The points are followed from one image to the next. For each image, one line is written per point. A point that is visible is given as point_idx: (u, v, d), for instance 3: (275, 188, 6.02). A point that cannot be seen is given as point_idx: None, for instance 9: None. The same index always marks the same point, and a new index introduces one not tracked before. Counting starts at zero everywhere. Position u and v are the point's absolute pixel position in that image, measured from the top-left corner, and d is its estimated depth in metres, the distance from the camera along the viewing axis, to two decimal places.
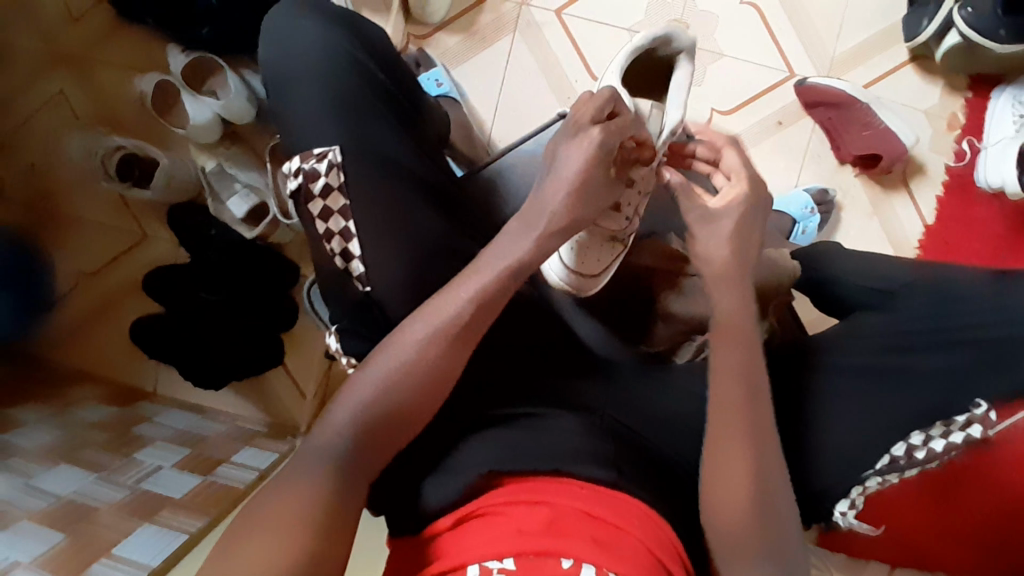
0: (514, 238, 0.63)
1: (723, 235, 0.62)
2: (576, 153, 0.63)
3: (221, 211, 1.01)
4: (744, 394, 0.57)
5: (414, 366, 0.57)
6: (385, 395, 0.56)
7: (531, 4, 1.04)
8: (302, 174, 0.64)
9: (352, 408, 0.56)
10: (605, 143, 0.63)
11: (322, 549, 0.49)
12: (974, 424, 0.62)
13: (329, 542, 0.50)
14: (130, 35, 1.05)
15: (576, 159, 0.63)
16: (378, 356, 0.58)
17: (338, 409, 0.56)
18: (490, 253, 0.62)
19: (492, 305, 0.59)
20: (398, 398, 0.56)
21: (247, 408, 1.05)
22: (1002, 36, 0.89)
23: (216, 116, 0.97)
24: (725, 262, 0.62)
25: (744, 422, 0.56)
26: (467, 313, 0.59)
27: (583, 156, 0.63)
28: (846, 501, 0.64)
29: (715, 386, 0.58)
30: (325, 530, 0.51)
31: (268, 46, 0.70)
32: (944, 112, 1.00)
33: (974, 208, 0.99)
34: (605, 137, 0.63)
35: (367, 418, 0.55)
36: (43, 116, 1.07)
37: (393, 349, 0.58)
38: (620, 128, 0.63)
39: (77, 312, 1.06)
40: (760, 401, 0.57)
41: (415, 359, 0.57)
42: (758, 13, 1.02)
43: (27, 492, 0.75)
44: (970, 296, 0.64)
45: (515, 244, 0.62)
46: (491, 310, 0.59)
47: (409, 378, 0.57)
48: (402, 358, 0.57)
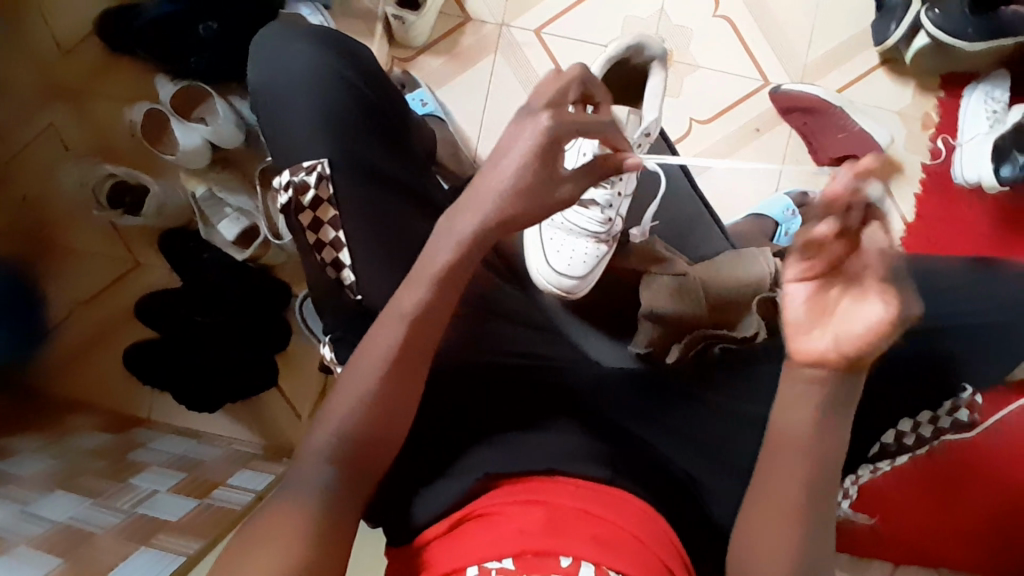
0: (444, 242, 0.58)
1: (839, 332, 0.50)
2: (523, 141, 0.56)
3: (212, 234, 1.02)
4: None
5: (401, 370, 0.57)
6: (378, 399, 0.57)
7: (511, 25, 1.07)
8: (293, 187, 0.66)
9: (343, 410, 0.56)
10: (552, 130, 0.55)
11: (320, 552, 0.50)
12: (961, 409, 0.69)
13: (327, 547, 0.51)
14: (120, 67, 1.08)
15: (516, 156, 0.56)
16: (353, 368, 0.58)
17: (331, 412, 0.57)
18: (422, 264, 0.59)
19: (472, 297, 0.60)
20: (391, 399, 0.57)
21: (243, 431, 1.04)
22: (970, 34, 0.93)
23: (207, 142, 0.99)
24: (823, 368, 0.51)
25: None
26: (417, 328, 0.58)
27: (522, 150, 0.56)
28: (844, 490, 0.68)
29: None
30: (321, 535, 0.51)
31: (257, 68, 0.71)
32: (918, 112, 1.03)
33: (952, 203, 1.01)
34: (555, 123, 0.55)
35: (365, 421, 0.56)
36: (36, 148, 1.08)
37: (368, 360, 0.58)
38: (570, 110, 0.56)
39: (71, 343, 1.06)
40: None
41: (401, 360, 0.57)
42: (732, 26, 1.05)
43: (25, 519, 0.75)
44: (948, 284, 0.67)
45: (449, 247, 0.58)
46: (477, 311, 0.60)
47: (402, 383, 0.57)
48: (385, 368, 0.57)
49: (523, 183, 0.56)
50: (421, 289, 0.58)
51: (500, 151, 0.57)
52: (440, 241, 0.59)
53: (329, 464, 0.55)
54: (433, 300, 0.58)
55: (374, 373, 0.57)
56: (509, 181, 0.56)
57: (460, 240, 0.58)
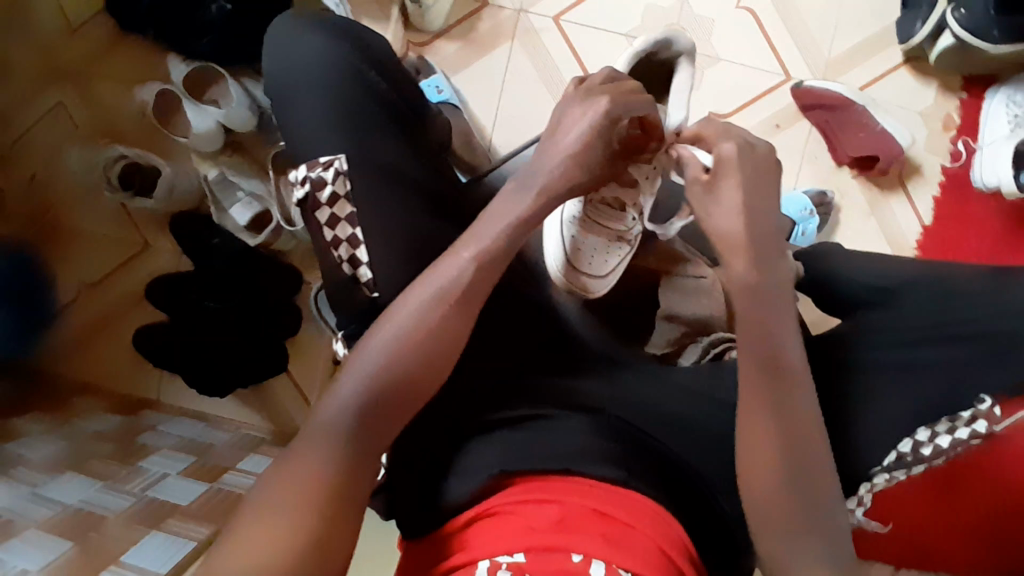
0: (509, 200, 0.63)
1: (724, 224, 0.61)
2: (582, 121, 0.64)
3: (223, 219, 1.01)
4: (755, 383, 0.56)
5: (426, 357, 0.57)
6: (395, 390, 0.55)
7: (529, 11, 1.05)
8: (309, 182, 0.64)
9: (354, 398, 0.55)
10: (611, 113, 0.64)
11: (337, 545, 0.49)
12: (979, 419, 0.64)
13: (336, 539, 0.49)
14: (130, 45, 1.06)
15: (578, 127, 0.64)
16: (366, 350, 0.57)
17: (341, 385, 0.55)
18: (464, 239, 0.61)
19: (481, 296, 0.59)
20: (405, 392, 0.56)
21: (251, 415, 1.05)
22: (995, 37, 0.91)
23: (219, 125, 0.97)
24: (753, 294, 0.59)
25: (763, 426, 0.55)
26: (443, 317, 0.58)
27: (585, 122, 0.64)
28: (857, 498, 0.65)
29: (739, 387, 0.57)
30: (332, 525, 0.50)
31: (273, 56, 0.70)
32: (939, 113, 1.02)
33: (970, 206, 1.00)
34: (612, 107, 0.64)
35: (383, 414, 0.55)
36: (44, 125, 1.07)
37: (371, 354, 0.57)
38: (626, 97, 0.65)
39: (79, 323, 1.06)
40: (794, 404, 0.56)
41: (420, 348, 0.56)
42: (754, 18, 1.03)
43: (35, 502, 0.75)
44: (970, 293, 0.67)
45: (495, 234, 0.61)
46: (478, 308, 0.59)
47: (415, 384, 0.56)
48: (407, 354, 0.56)
49: (585, 152, 0.64)
50: (456, 268, 0.59)
51: (561, 130, 0.65)
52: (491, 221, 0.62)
53: None
54: (460, 290, 0.58)
55: (393, 353, 0.56)
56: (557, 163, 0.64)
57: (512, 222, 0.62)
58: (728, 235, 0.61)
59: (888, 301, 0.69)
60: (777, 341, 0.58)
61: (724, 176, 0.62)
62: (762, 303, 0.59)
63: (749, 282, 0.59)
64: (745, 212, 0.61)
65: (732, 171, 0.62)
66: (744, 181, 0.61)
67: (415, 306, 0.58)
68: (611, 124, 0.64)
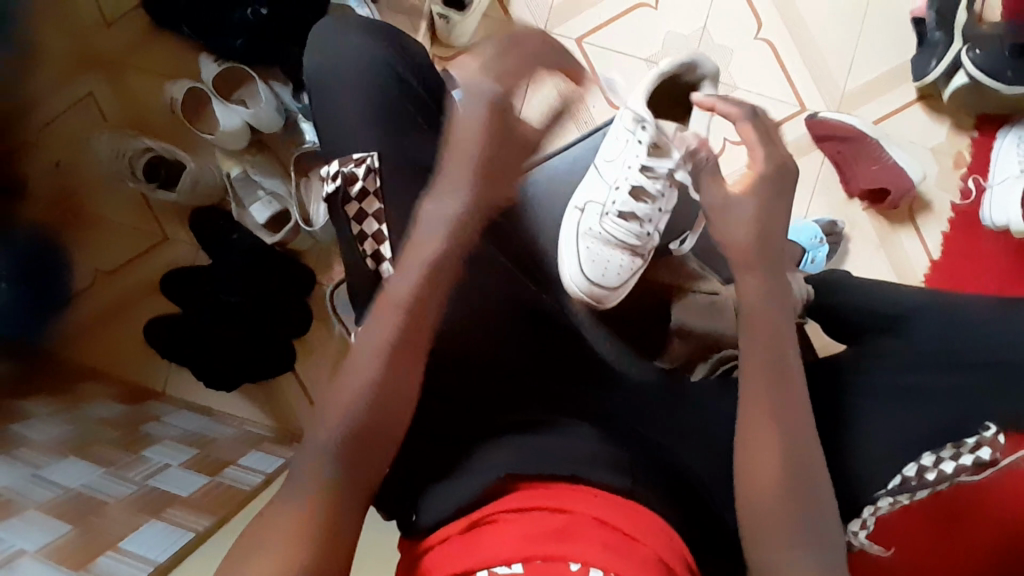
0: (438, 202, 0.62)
1: (736, 228, 0.62)
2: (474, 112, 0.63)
3: (243, 216, 1.04)
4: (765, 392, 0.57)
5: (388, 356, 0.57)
6: (373, 396, 0.56)
7: (553, 31, 1.08)
8: (341, 177, 0.68)
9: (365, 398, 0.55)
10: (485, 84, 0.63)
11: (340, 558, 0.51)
12: (984, 446, 0.64)
13: (327, 562, 0.50)
14: (164, 42, 1.09)
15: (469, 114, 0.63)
16: (348, 369, 0.57)
17: (324, 419, 0.55)
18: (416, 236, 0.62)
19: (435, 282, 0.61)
20: (393, 409, 0.57)
21: (254, 412, 1.05)
22: (1008, 77, 0.94)
23: (246, 124, 1.01)
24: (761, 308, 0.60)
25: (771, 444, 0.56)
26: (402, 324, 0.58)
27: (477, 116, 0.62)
28: (858, 521, 0.65)
29: (744, 386, 0.59)
30: (333, 533, 0.51)
31: (315, 52, 0.72)
32: (951, 150, 1.03)
33: (978, 243, 1.02)
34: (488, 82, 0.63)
35: (386, 408, 0.56)
36: (73, 115, 1.09)
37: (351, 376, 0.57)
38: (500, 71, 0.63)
39: (93, 312, 1.07)
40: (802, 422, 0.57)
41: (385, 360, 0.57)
42: (772, 48, 1.06)
43: (36, 482, 0.75)
44: (982, 322, 0.67)
45: (439, 231, 0.62)
46: (434, 291, 0.60)
47: (383, 389, 0.56)
48: (377, 369, 0.56)
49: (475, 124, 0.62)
50: (412, 273, 0.60)
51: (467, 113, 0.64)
52: (432, 214, 0.63)
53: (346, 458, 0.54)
54: (412, 292, 0.59)
55: (367, 378, 0.56)
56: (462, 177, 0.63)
57: (450, 219, 0.62)
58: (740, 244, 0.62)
59: (896, 327, 0.69)
60: (776, 363, 0.59)
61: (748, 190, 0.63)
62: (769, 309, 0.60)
63: (755, 299, 0.61)
64: (761, 230, 0.62)
65: (759, 187, 0.63)
66: (766, 200, 0.62)
67: (385, 326, 0.58)
68: (502, 117, 0.63)
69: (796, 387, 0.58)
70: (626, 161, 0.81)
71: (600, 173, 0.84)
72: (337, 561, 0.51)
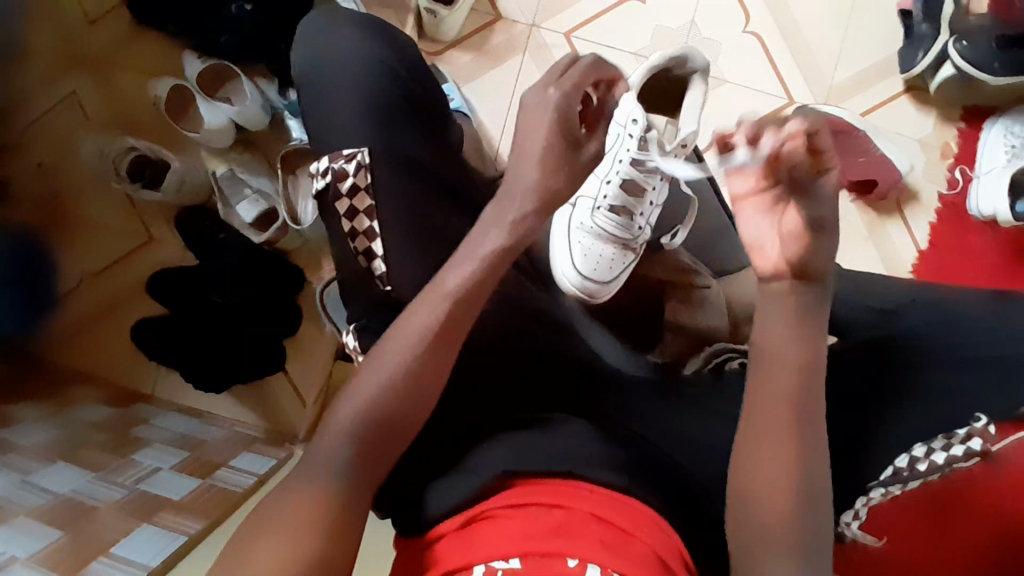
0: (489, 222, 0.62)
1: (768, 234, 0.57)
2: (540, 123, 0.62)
3: (229, 215, 1.02)
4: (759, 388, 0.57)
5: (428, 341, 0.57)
6: (404, 377, 0.56)
7: (542, 26, 1.07)
8: (331, 173, 0.66)
9: (366, 400, 0.56)
10: (562, 104, 0.62)
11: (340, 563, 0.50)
12: (975, 437, 0.65)
13: (330, 562, 0.49)
14: (147, 39, 1.07)
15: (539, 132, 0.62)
16: (389, 342, 0.58)
17: (349, 397, 0.56)
18: (467, 249, 0.61)
19: (480, 297, 0.59)
20: (417, 398, 0.57)
21: (245, 413, 1.04)
22: (996, 69, 0.95)
23: (231, 122, 0.99)
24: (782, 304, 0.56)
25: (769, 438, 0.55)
26: (446, 315, 0.58)
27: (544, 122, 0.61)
28: (851, 512, 0.65)
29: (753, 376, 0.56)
30: (336, 536, 0.50)
31: (303, 51, 0.71)
32: (938, 141, 1.04)
33: (965, 233, 1.02)
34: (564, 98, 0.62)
35: (413, 404, 0.57)
36: (56, 115, 1.07)
37: (381, 358, 0.57)
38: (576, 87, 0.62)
39: (80, 313, 1.06)
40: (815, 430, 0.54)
41: (422, 354, 0.57)
42: (760, 42, 1.06)
43: (24, 488, 0.74)
44: (968, 315, 0.67)
45: (500, 228, 0.61)
46: (477, 303, 0.59)
47: (411, 379, 0.56)
48: (411, 355, 0.57)
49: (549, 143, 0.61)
50: (462, 268, 0.59)
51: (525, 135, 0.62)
52: (497, 210, 0.61)
53: (341, 460, 0.54)
54: (460, 286, 0.59)
55: (399, 356, 0.57)
56: (532, 172, 0.61)
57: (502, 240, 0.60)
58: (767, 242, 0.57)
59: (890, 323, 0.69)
60: (791, 379, 0.55)
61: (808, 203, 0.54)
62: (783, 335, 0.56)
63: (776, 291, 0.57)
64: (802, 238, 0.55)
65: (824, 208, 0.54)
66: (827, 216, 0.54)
67: (425, 315, 0.58)
68: (568, 132, 0.62)
69: (816, 382, 0.55)
70: (616, 154, 0.78)
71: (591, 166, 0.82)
72: (341, 562, 0.50)
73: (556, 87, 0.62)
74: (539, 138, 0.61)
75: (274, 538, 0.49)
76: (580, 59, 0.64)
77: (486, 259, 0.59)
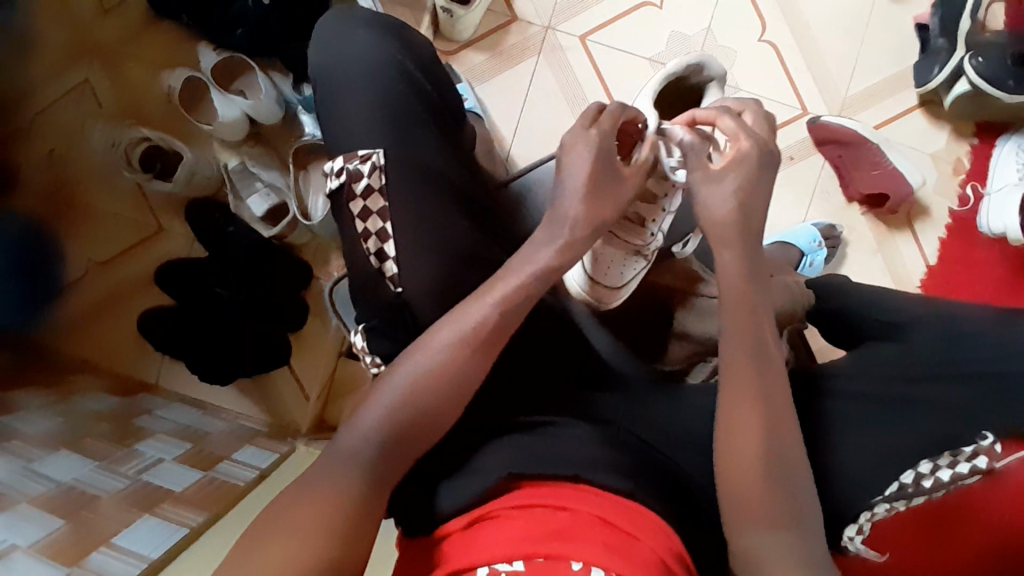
0: (536, 248, 0.65)
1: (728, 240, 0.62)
2: (585, 157, 0.66)
3: (240, 209, 1.02)
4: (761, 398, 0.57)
5: (474, 342, 0.59)
6: (443, 378, 0.57)
7: (557, 29, 1.07)
8: (346, 173, 0.66)
9: (398, 399, 0.57)
10: (604, 144, 0.66)
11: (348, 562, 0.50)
12: (981, 455, 0.64)
13: (334, 561, 0.49)
14: (162, 30, 1.07)
15: (582, 163, 0.66)
16: (428, 343, 0.59)
17: (384, 391, 0.57)
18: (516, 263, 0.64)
19: (515, 312, 0.61)
20: (451, 398, 0.58)
21: (248, 407, 1.04)
22: (1010, 86, 0.95)
23: (244, 115, 0.99)
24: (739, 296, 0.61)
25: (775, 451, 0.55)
26: (494, 321, 0.60)
27: (590, 157, 0.66)
28: (855, 526, 0.65)
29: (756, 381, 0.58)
30: (341, 535, 0.50)
31: (320, 49, 0.71)
32: (950, 156, 1.04)
33: (974, 249, 1.02)
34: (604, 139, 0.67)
35: (447, 402, 0.58)
36: (68, 103, 1.07)
37: (419, 355, 0.58)
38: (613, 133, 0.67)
39: (85, 302, 1.06)
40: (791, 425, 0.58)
41: (457, 359, 0.58)
42: (775, 51, 1.06)
43: (27, 475, 0.74)
44: (976, 333, 0.67)
45: (549, 250, 0.64)
46: (515, 319, 0.61)
47: (443, 381, 0.57)
48: (457, 357, 0.58)
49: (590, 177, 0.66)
50: (510, 280, 0.62)
51: (565, 163, 0.67)
52: (547, 235, 0.65)
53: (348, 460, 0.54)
54: (510, 295, 0.61)
55: (445, 354, 0.58)
56: (579, 202, 0.65)
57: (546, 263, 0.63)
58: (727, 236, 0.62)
59: (894, 337, 0.70)
60: (762, 348, 0.60)
61: (729, 166, 0.64)
62: (740, 288, 0.61)
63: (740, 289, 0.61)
64: (740, 202, 0.63)
65: (736, 168, 0.64)
66: (747, 178, 0.63)
67: (466, 318, 0.60)
68: (611, 168, 0.67)
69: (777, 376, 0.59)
70: None
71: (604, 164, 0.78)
72: (344, 561, 0.50)
73: (595, 127, 0.67)
74: (581, 168, 0.66)
75: (280, 536, 0.49)
76: (610, 107, 0.69)
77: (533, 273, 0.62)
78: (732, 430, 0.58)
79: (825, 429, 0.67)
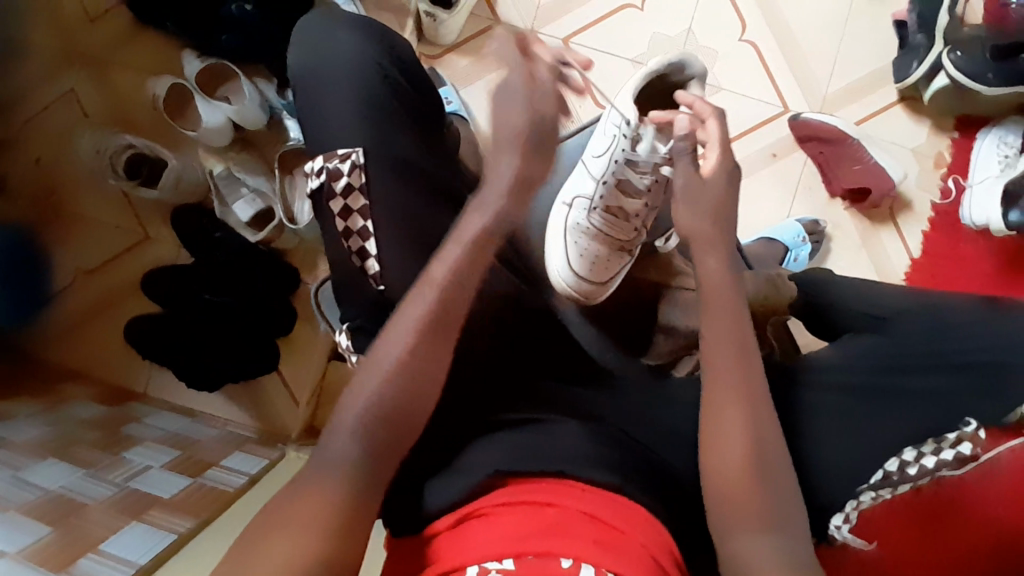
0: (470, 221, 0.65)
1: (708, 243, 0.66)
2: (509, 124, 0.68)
3: (227, 215, 1.03)
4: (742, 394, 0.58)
5: (427, 326, 0.59)
6: (406, 369, 0.58)
7: (540, 31, 1.08)
8: (325, 173, 0.66)
9: (368, 398, 0.57)
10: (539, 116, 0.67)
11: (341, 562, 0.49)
12: (965, 442, 0.64)
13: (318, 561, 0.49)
14: (147, 37, 1.08)
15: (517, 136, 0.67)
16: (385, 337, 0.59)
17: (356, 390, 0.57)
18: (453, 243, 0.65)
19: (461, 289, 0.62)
20: (414, 389, 0.58)
21: (238, 413, 1.04)
22: (990, 79, 0.96)
23: (229, 121, 1.00)
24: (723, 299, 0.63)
25: None
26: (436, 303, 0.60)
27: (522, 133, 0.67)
28: (842, 514, 0.64)
29: (729, 373, 0.60)
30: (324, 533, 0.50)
31: (300, 52, 0.72)
32: (932, 151, 1.05)
33: (959, 242, 1.03)
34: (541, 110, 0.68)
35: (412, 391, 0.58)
36: (52, 112, 1.08)
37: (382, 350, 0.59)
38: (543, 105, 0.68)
39: (73, 310, 1.06)
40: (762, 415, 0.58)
41: (421, 356, 0.59)
42: (756, 51, 1.07)
43: (15, 484, 0.74)
44: (965, 322, 0.67)
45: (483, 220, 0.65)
46: None
47: (406, 372, 0.58)
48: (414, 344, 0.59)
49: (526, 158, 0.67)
50: (451, 257, 0.63)
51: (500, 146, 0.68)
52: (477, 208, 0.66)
53: (332, 460, 0.54)
54: (448, 276, 0.62)
55: (402, 343, 0.58)
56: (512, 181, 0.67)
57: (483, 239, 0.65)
58: (707, 235, 0.67)
59: (881, 327, 0.70)
60: (741, 343, 0.61)
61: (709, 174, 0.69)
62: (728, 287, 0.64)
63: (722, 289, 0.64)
64: (719, 215, 0.68)
65: (715, 181, 0.69)
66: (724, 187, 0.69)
67: (418, 303, 0.60)
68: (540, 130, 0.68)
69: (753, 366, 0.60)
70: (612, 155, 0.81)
71: (588, 168, 0.84)
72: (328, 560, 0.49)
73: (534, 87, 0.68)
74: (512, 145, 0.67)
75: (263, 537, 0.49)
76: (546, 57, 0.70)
77: (472, 245, 0.64)
78: (720, 424, 0.58)
79: (811, 418, 0.67)
